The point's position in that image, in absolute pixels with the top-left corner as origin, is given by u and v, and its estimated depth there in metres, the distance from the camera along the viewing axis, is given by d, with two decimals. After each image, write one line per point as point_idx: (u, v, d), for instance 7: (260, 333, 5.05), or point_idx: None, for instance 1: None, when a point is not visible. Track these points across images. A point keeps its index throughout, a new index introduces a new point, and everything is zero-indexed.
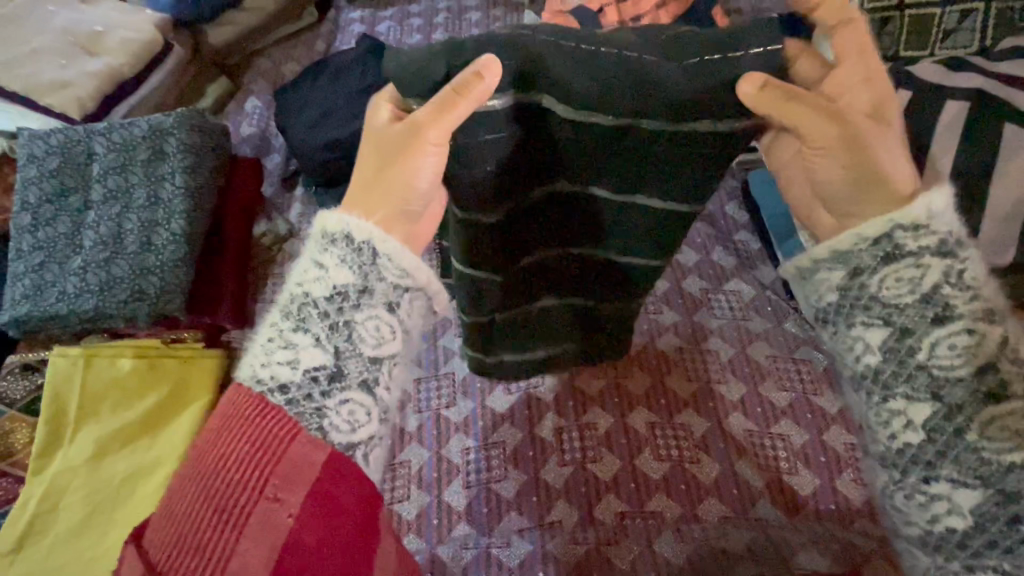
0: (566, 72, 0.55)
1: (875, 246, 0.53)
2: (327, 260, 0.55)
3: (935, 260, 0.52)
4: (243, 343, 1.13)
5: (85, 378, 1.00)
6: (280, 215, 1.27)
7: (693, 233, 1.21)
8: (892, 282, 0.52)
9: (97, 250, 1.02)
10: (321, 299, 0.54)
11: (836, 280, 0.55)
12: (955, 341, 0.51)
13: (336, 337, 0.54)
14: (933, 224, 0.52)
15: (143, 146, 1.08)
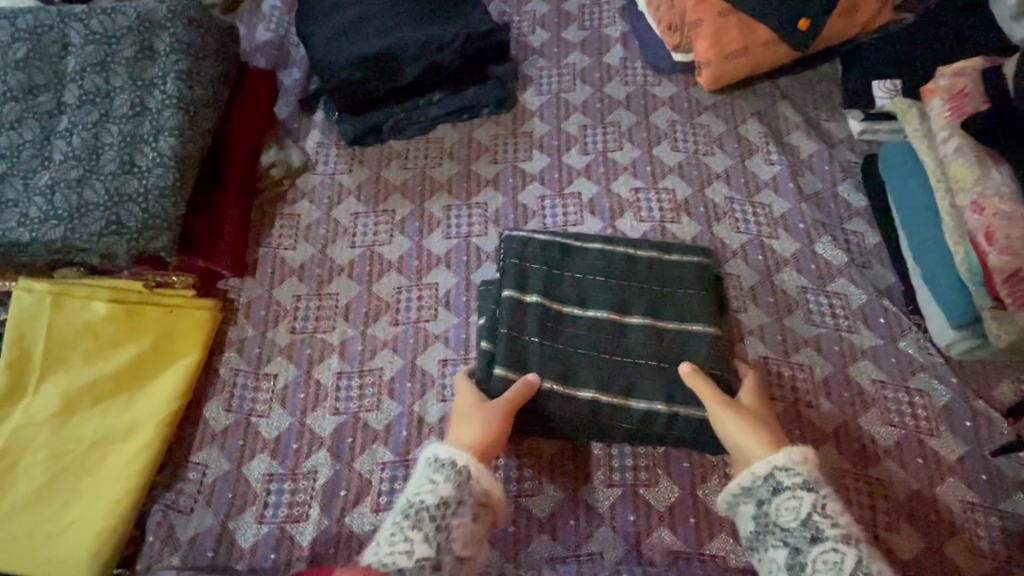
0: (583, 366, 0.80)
1: (765, 481, 0.68)
2: (436, 478, 0.69)
3: (804, 493, 0.65)
4: (241, 294, 0.96)
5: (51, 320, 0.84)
6: (294, 144, 1.06)
7: (793, 217, 0.98)
8: (778, 502, 0.66)
9: (67, 166, 0.83)
10: (432, 505, 0.67)
11: (748, 510, 0.68)
12: (827, 557, 0.61)
13: (439, 535, 0.65)
14: (797, 467, 0.67)
15: (129, 39, 0.87)
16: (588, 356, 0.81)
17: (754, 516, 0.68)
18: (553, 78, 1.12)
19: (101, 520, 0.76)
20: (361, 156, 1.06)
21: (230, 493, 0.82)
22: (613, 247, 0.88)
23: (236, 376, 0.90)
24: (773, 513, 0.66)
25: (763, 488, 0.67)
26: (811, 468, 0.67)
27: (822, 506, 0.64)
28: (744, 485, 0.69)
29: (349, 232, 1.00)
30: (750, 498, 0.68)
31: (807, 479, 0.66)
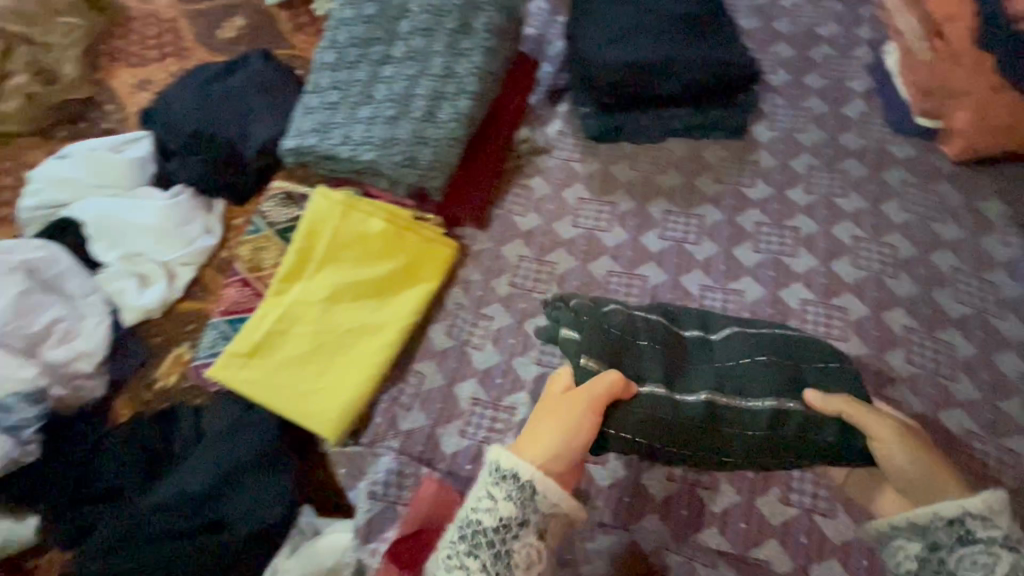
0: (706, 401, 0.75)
1: (949, 527, 0.64)
2: (495, 496, 0.68)
3: (1004, 551, 0.61)
4: (473, 243, 1.09)
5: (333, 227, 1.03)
6: (538, 126, 1.19)
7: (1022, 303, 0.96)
8: (960, 551, 0.63)
9: (385, 106, 1.01)
10: (490, 527, 0.67)
11: (917, 548, 0.66)
12: None
13: (497, 564, 0.66)
14: (996, 521, 0.63)
15: (454, 14, 1.03)
16: (714, 387, 0.75)
17: (921, 556, 0.65)
18: (787, 117, 1.17)
19: (347, 392, 0.92)
20: (595, 150, 1.17)
21: (441, 404, 0.95)
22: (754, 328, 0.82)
23: (458, 310, 1.03)
24: (951, 563, 0.63)
25: (945, 535, 0.64)
26: (1006, 521, 0.63)
27: (1019, 554, 0.61)
28: (915, 521, 0.66)
29: (573, 212, 1.11)
30: (920, 540, 0.66)
31: (1006, 535, 0.62)
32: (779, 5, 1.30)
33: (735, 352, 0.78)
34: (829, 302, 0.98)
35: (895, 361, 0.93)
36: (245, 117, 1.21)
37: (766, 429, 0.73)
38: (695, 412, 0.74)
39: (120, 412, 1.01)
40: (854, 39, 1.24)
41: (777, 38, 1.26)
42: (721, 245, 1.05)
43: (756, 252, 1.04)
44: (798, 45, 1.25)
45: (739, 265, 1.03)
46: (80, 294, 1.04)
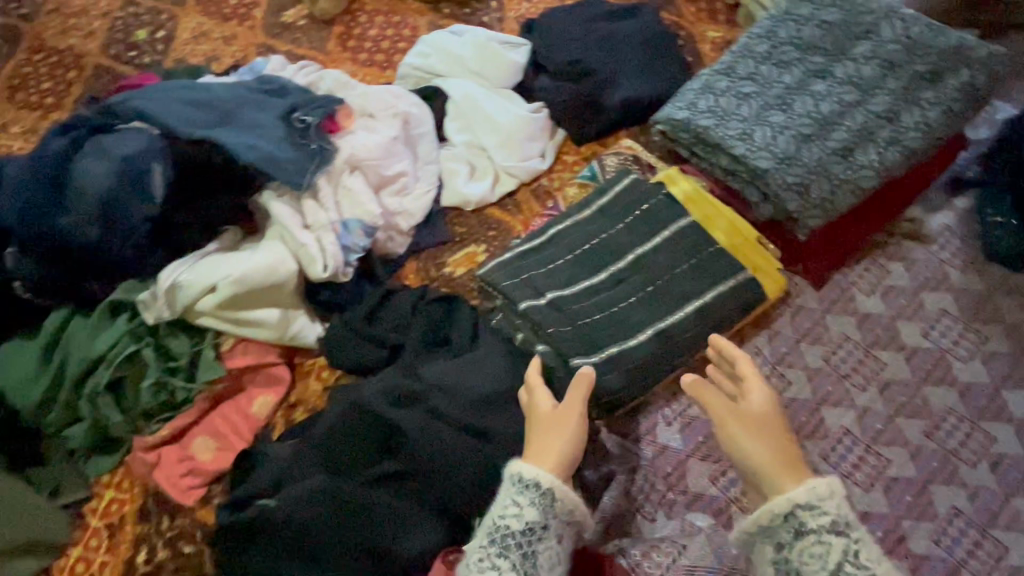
0: (610, 334, 0.85)
1: (784, 522, 0.59)
2: (520, 501, 0.63)
3: (834, 537, 0.57)
4: (800, 295, 0.97)
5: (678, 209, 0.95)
6: (925, 211, 1.03)
7: None
8: (798, 544, 0.58)
9: (802, 120, 0.91)
10: (517, 530, 0.62)
11: (766, 551, 0.61)
12: None
13: (524, 564, 0.62)
14: (826, 504, 0.58)
15: (929, 59, 0.90)
16: (629, 340, 0.85)
17: (773, 559, 0.60)
18: None
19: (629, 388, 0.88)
20: (983, 267, 0.98)
21: (704, 437, 0.86)
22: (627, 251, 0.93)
23: (755, 355, 0.93)
24: (795, 559, 0.58)
25: (786, 531, 0.59)
26: (840, 506, 0.59)
27: (855, 552, 0.56)
28: (762, 521, 0.61)
29: (927, 320, 0.94)
30: (769, 539, 0.61)
31: (833, 518, 0.58)
32: None
33: (641, 282, 0.90)
34: None
35: None
36: (621, 61, 1.18)
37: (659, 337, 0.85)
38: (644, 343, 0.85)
39: (408, 274, 1.06)
40: None
41: None
42: None
43: None
44: None
45: None
46: (424, 159, 1.10)
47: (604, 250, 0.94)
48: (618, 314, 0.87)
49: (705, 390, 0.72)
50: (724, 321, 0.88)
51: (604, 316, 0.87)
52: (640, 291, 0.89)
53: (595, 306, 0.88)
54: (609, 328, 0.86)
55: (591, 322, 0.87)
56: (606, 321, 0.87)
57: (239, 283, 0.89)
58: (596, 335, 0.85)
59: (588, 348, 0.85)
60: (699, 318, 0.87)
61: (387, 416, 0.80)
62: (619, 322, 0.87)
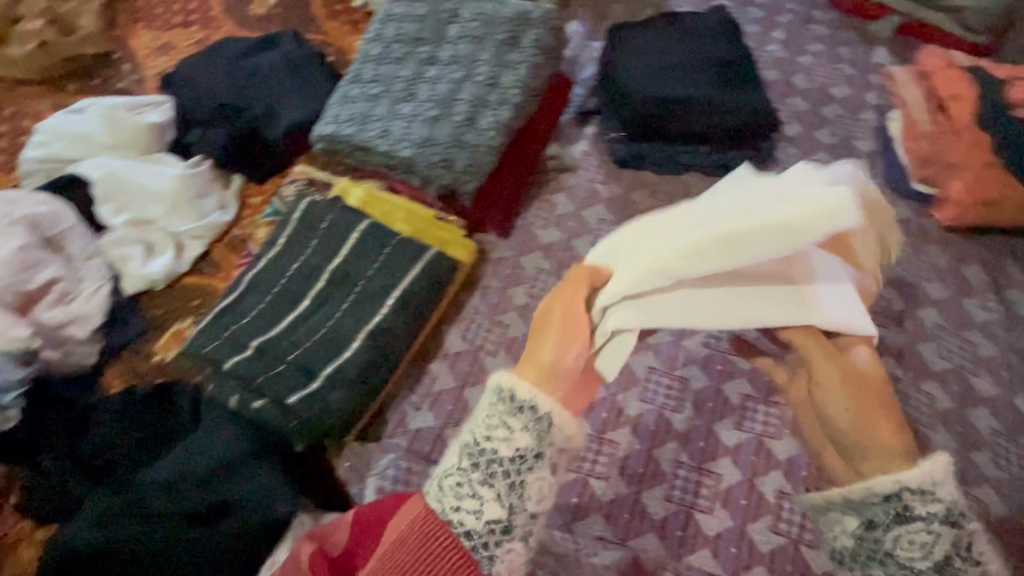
0: (325, 354, 0.88)
1: (885, 504, 0.59)
2: (512, 424, 0.67)
3: (940, 524, 0.58)
4: (495, 250, 1.11)
5: (353, 220, 1.00)
6: (567, 145, 1.23)
7: (996, 362, 1.04)
8: (898, 529, 0.58)
9: (427, 106, 1.02)
10: (505, 457, 0.66)
11: (854, 526, 0.61)
12: (916, 538, 0.57)
13: (513, 494, 0.66)
14: (940, 491, 0.58)
15: (504, 27, 1.06)
16: (346, 354, 0.88)
17: (859, 532, 0.60)
18: (798, 167, 1.24)
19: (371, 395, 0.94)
20: (617, 174, 1.21)
21: (451, 406, 0.95)
22: (321, 273, 0.96)
23: (475, 315, 1.05)
24: (889, 543, 0.58)
25: (883, 513, 0.59)
26: (939, 469, 0.58)
27: (951, 518, 0.58)
28: (855, 498, 0.60)
29: (593, 231, 1.15)
30: (857, 515, 0.61)
31: (943, 497, 0.58)
32: (797, 61, 1.39)
33: (340, 297, 0.93)
34: None
35: None
36: (271, 94, 1.19)
37: (373, 339, 0.90)
38: (360, 349, 0.89)
39: (111, 381, 0.95)
40: (863, 101, 1.33)
41: (793, 90, 1.34)
42: None
43: None
44: (812, 100, 1.33)
45: None
46: (81, 256, 0.99)
47: (303, 278, 0.95)
48: (330, 334, 0.90)
49: (812, 329, 0.70)
50: (426, 299, 0.96)
51: (316, 340, 0.89)
52: (343, 304, 0.93)
53: (305, 335, 0.90)
54: (325, 351, 0.88)
55: (303, 350, 0.88)
56: (319, 345, 0.89)
57: (780, 199, 0.69)
58: (312, 359, 0.87)
59: (305, 378, 0.86)
60: (400, 307, 0.93)
61: (98, 542, 0.74)
62: (333, 338, 0.89)
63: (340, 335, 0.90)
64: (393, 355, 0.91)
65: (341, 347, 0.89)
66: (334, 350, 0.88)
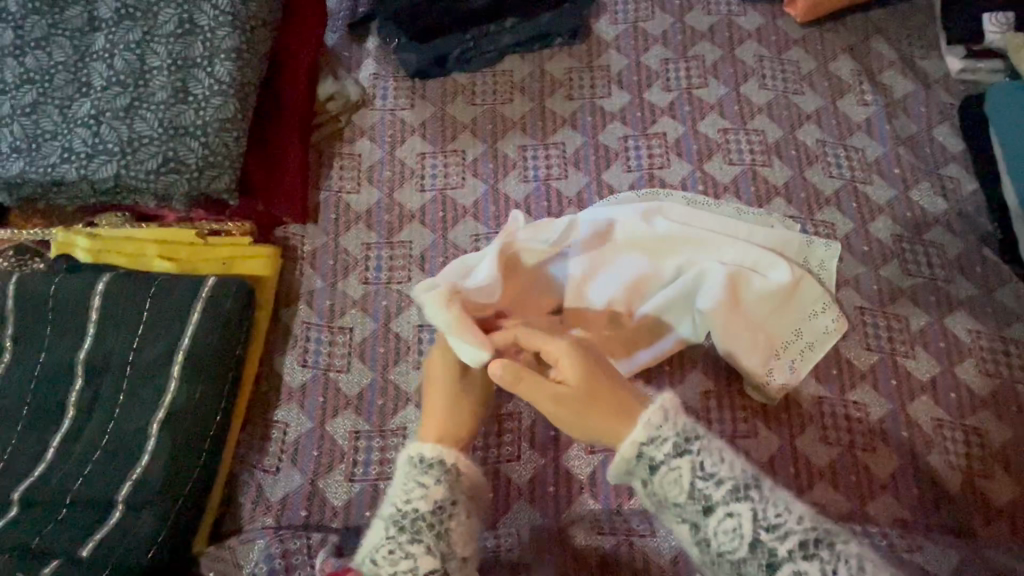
0: (115, 468, 0.67)
1: (639, 460, 0.60)
2: (425, 482, 0.60)
3: (681, 460, 0.58)
4: (304, 242, 0.87)
5: (88, 280, 0.74)
6: (349, 75, 0.96)
7: (886, 161, 0.93)
8: (658, 479, 0.59)
9: (111, 92, 0.73)
10: (425, 511, 0.59)
11: (634, 482, 0.62)
12: (678, 476, 0.58)
13: (441, 543, 0.58)
14: (664, 430, 0.59)
15: None
16: (143, 455, 0.68)
17: (645, 492, 0.61)
18: (629, 5, 1.02)
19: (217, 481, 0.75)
20: (423, 89, 0.96)
21: (317, 451, 0.77)
22: (75, 367, 0.71)
23: (308, 330, 0.83)
24: (660, 491, 0.59)
25: (643, 467, 0.60)
26: (681, 425, 0.60)
27: (701, 466, 0.57)
28: (625, 468, 0.61)
29: (416, 173, 0.92)
30: (637, 479, 0.61)
31: (677, 444, 0.59)
32: None
33: (112, 386, 0.71)
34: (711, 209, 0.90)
35: None
36: None
37: (172, 422, 0.69)
38: (161, 443, 0.69)
39: None
40: None
41: None
42: (588, 172, 0.92)
43: (629, 171, 0.92)
44: None
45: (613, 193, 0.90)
46: None
47: (53, 382, 0.71)
48: (115, 440, 0.69)
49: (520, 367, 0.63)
50: (226, 345, 0.74)
51: (98, 455, 0.68)
52: (118, 395, 0.71)
53: (80, 456, 0.68)
54: (116, 464, 0.67)
55: (85, 476, 0.67)
56: (103, 460, 0.68)
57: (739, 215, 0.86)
58: (101, 481, 0.67)
59: (103, 512, 0.66)
60: (195, 370, 0.72)
61: None
62: (119, 444, 0.68)
63: (127, 437, 0.69)
64: (210, 430, 0.71)
65: (134, 450, 0.68)
66: (125, 459, 0.68)
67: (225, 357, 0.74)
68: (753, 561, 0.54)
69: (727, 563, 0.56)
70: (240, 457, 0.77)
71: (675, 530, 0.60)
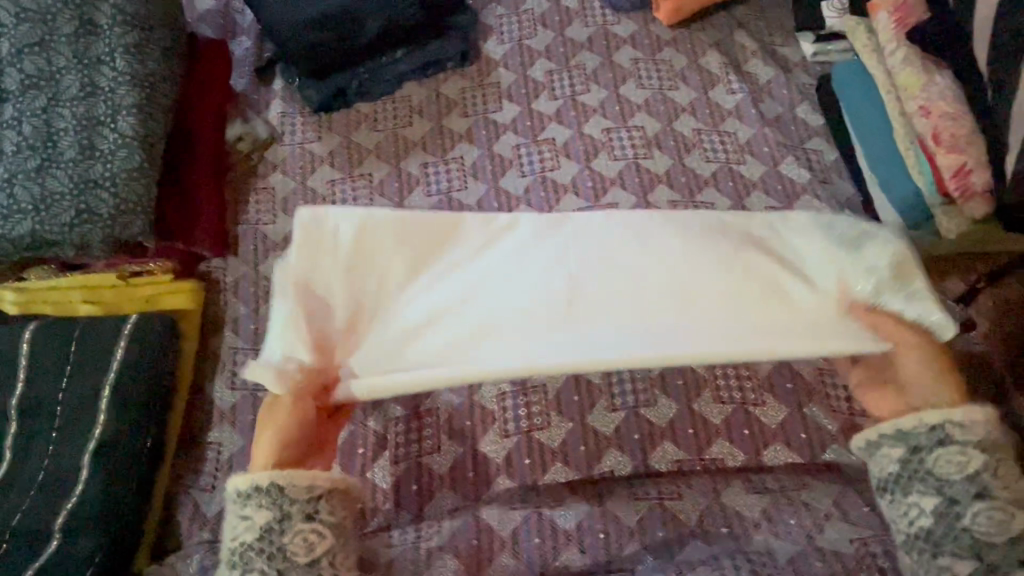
0: (53, 499, 0.72)
1: (929, 431, 0.59)
2: (246, 511, 0.60)
3: (976, 451, 0.57)
4: (227, 274, 0.93)
5: (15, 331, 0.80)
6: (257, 116, 1.03)
7: (756, 142, 1.02)
8: (939, 454, 0.57)
9: (21, 156, 0.79)
10: (253, 539, 0.60)
11: (895, 453, 0.60)
12: (959, 462, 0.57)
13: (276, 561, 0.59)
14: (970, 426, 0.58)
15: (66, 16, 0.83)
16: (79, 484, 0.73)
17: (903, 459, 0.59)
18: (513, 25, 1.11)
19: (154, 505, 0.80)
20: (328, 122, 1.04)
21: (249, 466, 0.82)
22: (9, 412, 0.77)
23: (235, 355, 0.88)
24: (928, 463, 0.58)
25: (927, 437, 0.58)
26: (986, 433, 0.58)
27: (984, 467, 0.57)
28: (904, 427, 0.60)
29: (327, 199, 0.98)
30: (902, 442, 0.59)
31: (982, 445, 0.57)
32: None
33: (46, 426, 0.76)
34: (600, 203, 0.98)
35: None
36: None
37: (104, 451, 0.75)
38: (94, 471, 0.74)
39: None
40: None
41: None
42: (487, 181, 0.99)
43: (524, 176, 1.00)
44: None
45: (510, 196, 0.98)
46: None
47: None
48: (51, 474, 0.74)
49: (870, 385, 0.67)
50: (149, 376, 0.79)
51: (36, 489, 0.73)
52: (52, 433, 0.76)
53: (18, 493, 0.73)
54: (53, 497, 0.73)
55: (22, 509, 0.72)
56: (40, 494, 0.73)
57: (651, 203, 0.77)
58: (39, 513, 0.72)
59: (41, 540, 0.70)
60: (121, 403, 0.77)
61: None
62: (55, 477, 0.74)
63: (63, 470, 0.74)
64: (142, 456, 0.77)
65: (71, 481, 0.73)
66: (63, 490, 0.73)
67: (153, 388, 0.80)
68: (1002, 560, 0.54)
69: (969, 540, 0.55)
70: (177, 480, 0.82)
71: (909, 496, 0.58)
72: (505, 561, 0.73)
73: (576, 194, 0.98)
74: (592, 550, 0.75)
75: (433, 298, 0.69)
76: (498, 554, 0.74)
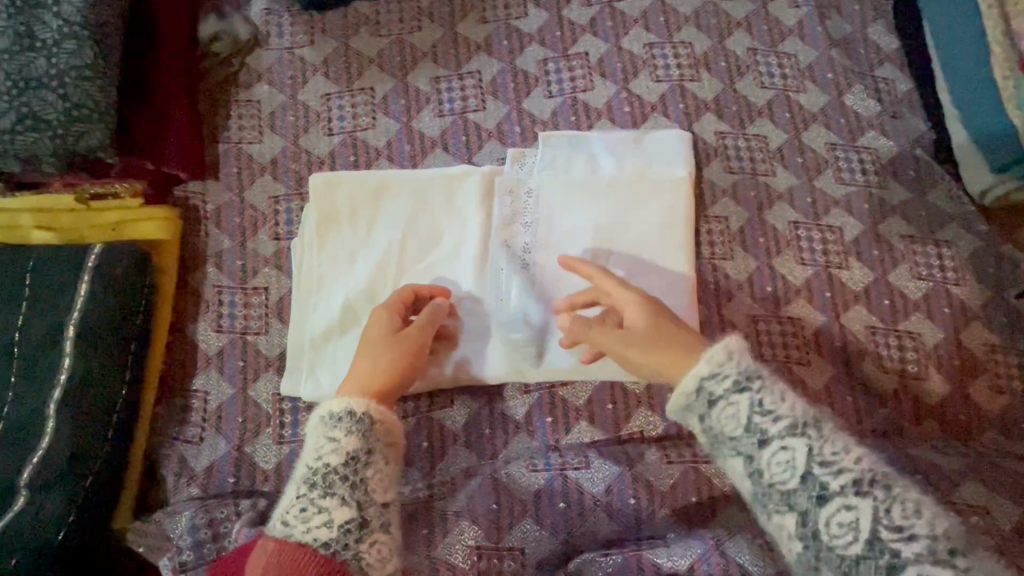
0: (14, 453, 0.64)
1: (699, 393, 0.57)
2: (337, 436, 0.57)
3: (741, 394, 0.55)
4: (207, 200, 0.81)
5: None
6: (237, 13, 0.87)
7: (820, 66, 0.88)
8: (718, 412, 0.56)
9: None
10: (337, 465, 0.56)
11: (692, 418, 0.58)
12: (764, 411, 0.54)
13: (357, 492, 0.55)
14: (727, 366, 0.56)
15: None
16: (43, 438, 0.64)
17: (702, 428, 0.57)
18: None
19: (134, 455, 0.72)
20: (322, 23, 0.88)
21: (240, 417, 0.73)
22: None
23: (220, 294, 0.78)
24: (718, 424, 0.56)
25: (724, 385, 0.56)
26: (743, 361, 0.56)
27: (760, 403, 0.54)
28: (681, 400, 0.58)
29: (322, 116, 0.84)
30: (694, 396, 0.57)
31: (739, 377, 0.55)
32: None
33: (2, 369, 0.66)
34: (638, 131, 0.85)
35: (714, 174, 0.84)
36: None
37: (69, 400, 0.66)
38: (60, 423, 0.65)
39: None
40: None
41: None
42: (508, 101, 0.86)
43: (551, 97, 0.86)
44: None
45: (535, 121, 0.85)
46: None
47: None
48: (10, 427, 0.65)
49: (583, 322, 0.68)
50: (119, 317, 0.69)
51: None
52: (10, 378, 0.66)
53: None
54: (15, 449, 0.64)
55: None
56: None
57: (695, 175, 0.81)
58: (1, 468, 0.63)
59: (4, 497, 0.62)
60: (87, 346, 0.68)
61: None
62: (15, 428, 0.64)
63: (23, 420, 0.65)
64: (115, 405, 0.67)
65: (34, 433, 0.64)
66: (26, 441, 0.64)
67: (122, 329, 0.69)
68: (807, 504, 0.51)
69: (778, 494, 0.52)
70: (160, 430, 0.74)
71: (724, 461, 0.56)
72: (528, 527, 0.68)
73: (611, 120, 0.85)
74: (623, 517, 0.69)
75: (478, 265, 0.77)
76: (520, 518, 0.68)
